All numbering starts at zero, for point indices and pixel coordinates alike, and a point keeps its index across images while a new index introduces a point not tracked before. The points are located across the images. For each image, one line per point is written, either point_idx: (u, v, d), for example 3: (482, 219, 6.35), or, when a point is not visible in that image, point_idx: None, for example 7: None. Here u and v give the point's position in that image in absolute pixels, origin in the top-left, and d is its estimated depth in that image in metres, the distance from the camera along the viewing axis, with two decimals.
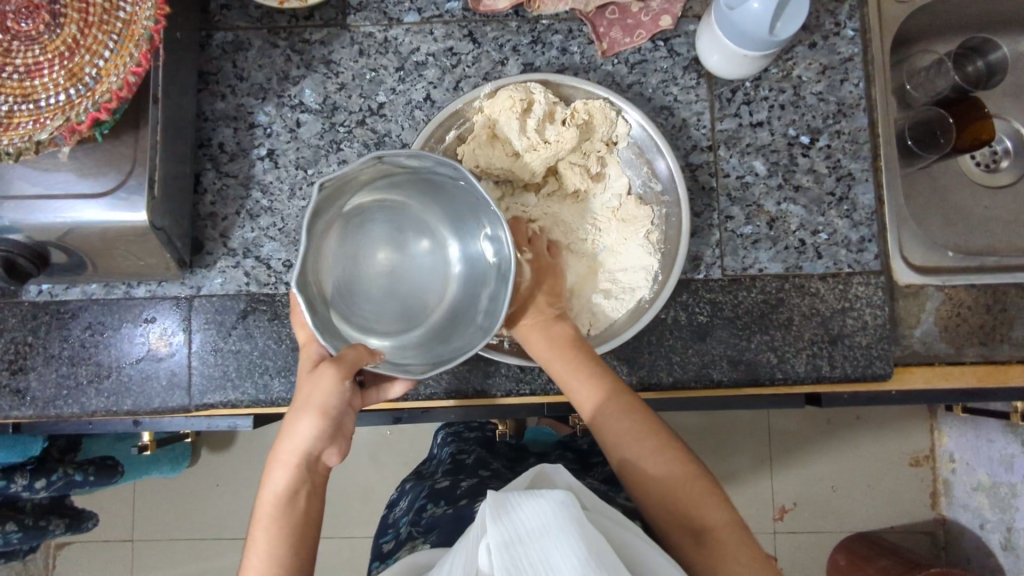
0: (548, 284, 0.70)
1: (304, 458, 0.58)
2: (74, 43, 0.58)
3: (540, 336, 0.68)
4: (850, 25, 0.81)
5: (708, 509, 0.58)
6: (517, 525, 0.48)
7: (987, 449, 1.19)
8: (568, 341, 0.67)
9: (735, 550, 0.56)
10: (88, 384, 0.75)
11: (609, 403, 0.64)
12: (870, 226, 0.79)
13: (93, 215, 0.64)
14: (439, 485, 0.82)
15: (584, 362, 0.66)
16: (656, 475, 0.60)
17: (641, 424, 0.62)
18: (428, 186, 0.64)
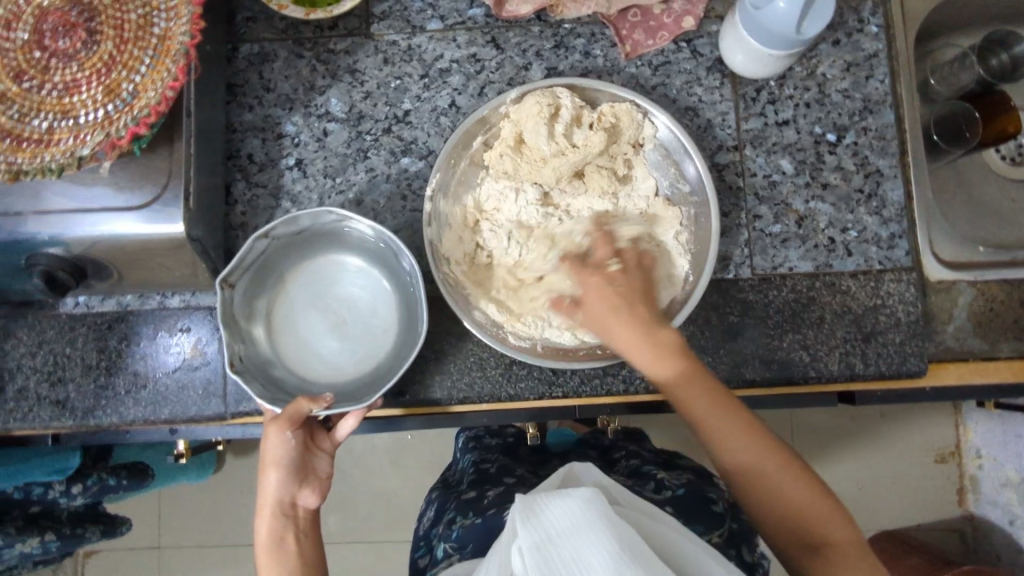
0: (637, 288, 0.65)
1: (280, 506, 0.67)
2: (111, 59, 0.59)
3: (652, 356, 0.62)
4: (873, 21, 0.81)
5: (832, 525, 0.60)
6: (549, 526, 0.48)
7: (1016, 444, 1.18)
8: (681, 351, 0.62)
9: (860, 571, 0.59)
10: (125, 394, 0.76)
11: (712, 418, 0.62)
12: (899, 222, 0.79)
13: (131, 228, 0.65)
14: (472, 491, 0.82)
15: (703, 379, 0.62)
16: (781, 495, 0.61)
17: (759, 443, 0.62)
18: (330, 243, 0.77)
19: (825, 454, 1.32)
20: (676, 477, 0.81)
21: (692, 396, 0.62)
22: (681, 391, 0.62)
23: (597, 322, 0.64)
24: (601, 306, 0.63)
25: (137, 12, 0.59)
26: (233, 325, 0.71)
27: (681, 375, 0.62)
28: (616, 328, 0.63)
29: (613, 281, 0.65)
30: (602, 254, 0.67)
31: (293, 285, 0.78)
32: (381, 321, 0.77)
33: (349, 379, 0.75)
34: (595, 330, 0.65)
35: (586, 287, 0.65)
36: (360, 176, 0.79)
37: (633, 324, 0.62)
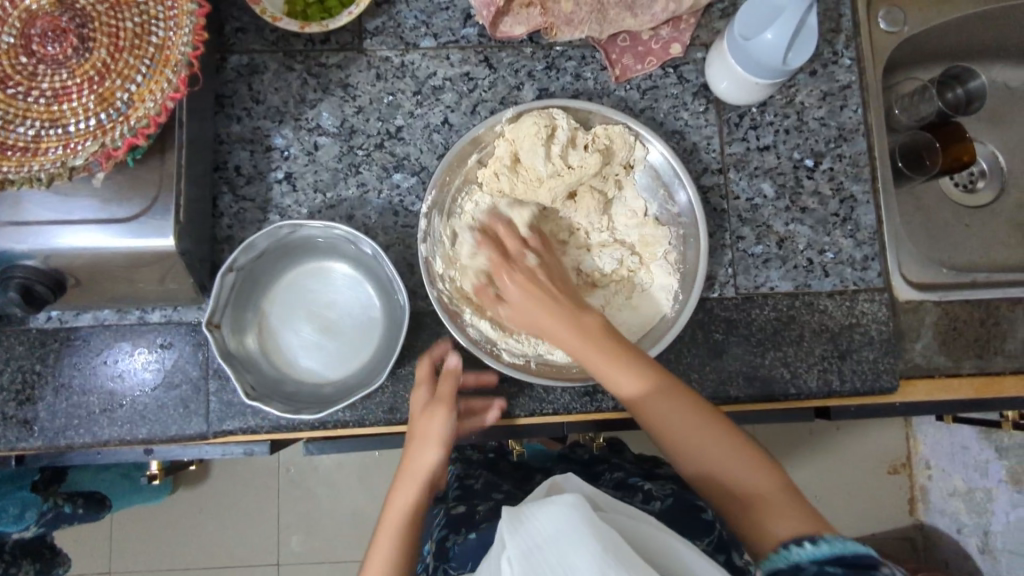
0: (558, 281, 0.67)
1: (411, 519, 0.64)
2: (104, 67, 0.57)
3: (567, 340, 0.64)
4: (847, 54, 0.85)
5: (750, 478, 0.62)
6: (537, 534, 0.48)
7: (962, 455, 1.25)
8: (586, 326, 0.65)
9: (787, 517, 0.59)
10: (101, 413, 0.73)
11: (648, 397, 0.65)
12: (871, 245, 0.83)
13: (117, 242, 0.63)
14: (458, 510, 0.81)
15: (624, 355, 0.64)
16: (704, 454, 0.64)
17: (677, 406, 0.64)
18: (286, 253, 0.74)
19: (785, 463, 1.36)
20: (663, 487, 0.83)
21: (610, 373, 0.65)
22: (627, 381, 0.65)
23: (523, 307, 0.65)
24: (523, 299, 0.65)
25: (133, 20, 0.57)
26: (231, 359, 0.70)
27: (630, 373, 0.64)
28: (536, 314, 0.65)
29: (536, 277, 0.66)
30: (519, 246, 0.69)
31: (275, 302, 0.76)
32: (371, 313, 0.76)
33: (351, 372, 0.74)
34: (519, 322, 0.67)
35: (510, 282, 0.66)
36: (352, 191, 0.79)
37: (547, 304, 0.64)
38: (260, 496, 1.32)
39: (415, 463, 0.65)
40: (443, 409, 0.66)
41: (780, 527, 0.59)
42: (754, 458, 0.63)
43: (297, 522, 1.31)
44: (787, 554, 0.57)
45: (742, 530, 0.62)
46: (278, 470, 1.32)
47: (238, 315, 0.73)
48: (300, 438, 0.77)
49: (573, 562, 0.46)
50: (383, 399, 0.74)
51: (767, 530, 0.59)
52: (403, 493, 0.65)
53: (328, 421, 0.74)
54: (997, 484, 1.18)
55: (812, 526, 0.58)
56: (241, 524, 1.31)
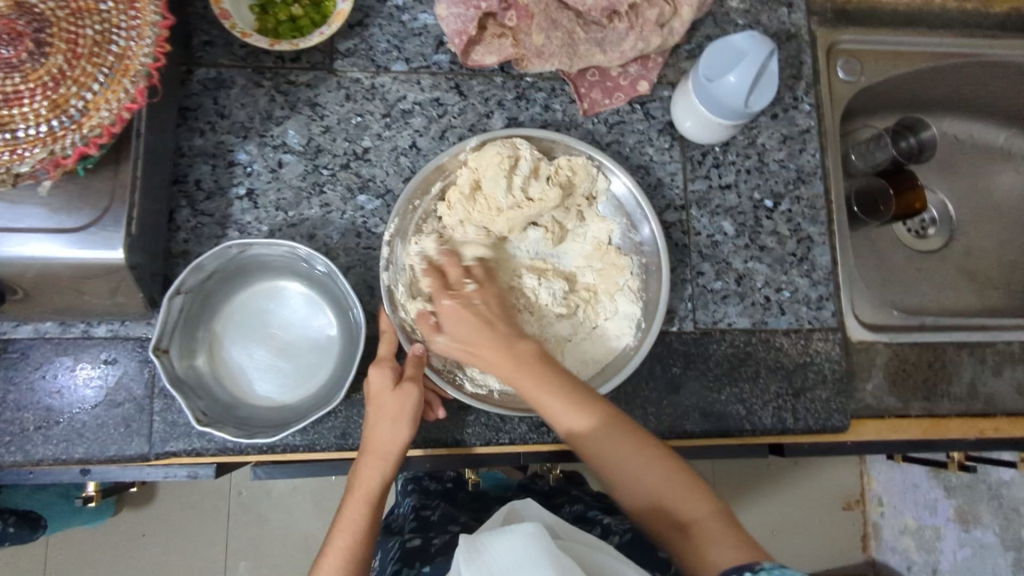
0: (498, 313, 0.66)
1: (358, 547, 0.63)
2: (60, 73, 0.55)
3: (543, 379, 0.64)
4: (806, 100, 0.88)
5: (692, 506, 0.62)
6: (489, 563, 0.50)
7: (913, 493, 1.28)
8: (532, 358, 0.64)
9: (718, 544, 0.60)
10: (35, 431, 0.69)
11: (607, 444, 0.64)
12: (827, 285, 0.85)
13: (61, 252, 0.61)
14: (411, 540, 0.79)
15: (571, 392, 0.64)
16: (648, 484, 0.63)
17: (611, 436, 0.64)
18: (234, 274, 0.72)
19: (741, 495, 1.37)
20: (622, 521, 0.82)
21: (559, 409, 0.64)
22: (583, 425, 0.64)
23: (467, 337, 0.64)
24: (461, 330, 0.65)
25: (93, 27, 0.56)
26: (183, 386, 0.67)
27: (542, 382, 0.64)
28: (483, 351, 0.64)
29: (470, 303, 0.65)
30: (455, 275, 0.68)
31: (228, 325, 0.74)
32: (329, 332, 0.75)
33: (316, 388, 0.72)
34: (462, 352, 0.65)
35: (445, 311, 0.65)
36: (315, 211, 0.78)
37: (492, 344, 0.64)
38: (207, 520, 1.27)
39: (372, 482, 0.64)
40: (405, 430, 0.65)
41: (720, 555, 0.59)
42: (688, 481, 0.63)
43: (244, 548, 1.27)
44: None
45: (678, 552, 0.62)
46: (228, 494, 1.28)
47: (188, 338, 0.70)
48: (247, 462, 0.75)
49: None
50: (336, 423, 0.72)
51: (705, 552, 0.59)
52: (355, 512, 0.64)
53: (278, 445, 0.71)
54: (944, 522, 1.21)
55: (748, 555, 0.58)
56: (185, 550, 1.26)
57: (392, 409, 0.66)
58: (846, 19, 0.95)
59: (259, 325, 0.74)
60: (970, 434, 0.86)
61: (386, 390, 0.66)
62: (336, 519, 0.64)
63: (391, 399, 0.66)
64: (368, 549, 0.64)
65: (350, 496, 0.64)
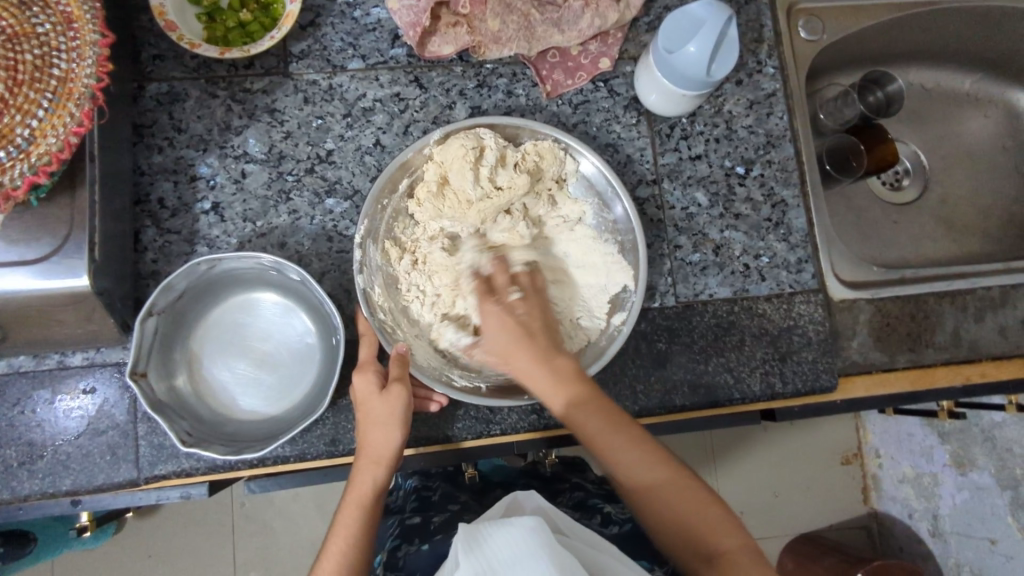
0: (540, 319, 0.66)
1: (353, 554, 0.62)
2: (2, 102, 0.53)
3: (588, 398, 0.62)
4: (770, 63, 0.88)
5: (716, 538, 0.58)
6: (488, 553, 0.49)
7: (909, 442, 1.30)
8: (574, 375, 0.63)
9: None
10: (20, 467, 0.69)
11: (594, 429, 0.61)
12: (805, 248, 0.85)
13: (19, 285, 0.60)
14: (409, 522, 0.80)
15: (594, 406, 0.62)
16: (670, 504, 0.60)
17: (648, 454, 0.61)
18: (207, 288, 0.71)
19: (738, 458, 1.38)
20: (623, 510, 0.83)
21: (599, 428, 0.61)
22: (616, 446, 0.61)
23: (496, 342, 0.64)
24: (500, 335, 0.64)
25: (31, 52, 0.54)
26: (165, 408, 0.66)
27: (566, 388, 0.63)
28: (520, 357, 0.63)
29: (514, 311, 0.65)
30: (503, 281, 0.69)
31: (206, 343, 0.72)
32: (308, 339, 0.74)
33: (301, 395, 0.72)
34: (496, 357, 0.65)
35: (488, 315, 0.66)
36: (283, 219, 0.76)
37: (527, 350, 0.63)
38: (212, 536, 1.26)
39: (366, 485, 0.64)
40: (397, 432, 0.65)
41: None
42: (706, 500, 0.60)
43: (253, 558, 1.27)
44: None
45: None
46: (230, 507, 1.27)
47: (164, 361, 0.69)
48: (239, 477, 0.74)
49: None
50: (325, 431, 0.71)
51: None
52: (350, 518, 0.63)
53: (268, 458, 0.71)
54: (942, 468, 1.22)
55: None
56: (190, 566, 1.25)
57: (381, 413, 0.65)
58: None
59: (235, 337, 0.73)
60: (957, 382, 0.87)
61: (373, 395, 0.66)
62: (332, 525, 0.64)
63: (378, 403, 0.65)
64: (366, 551, 0.63)
65: (345, 502, 0.64)
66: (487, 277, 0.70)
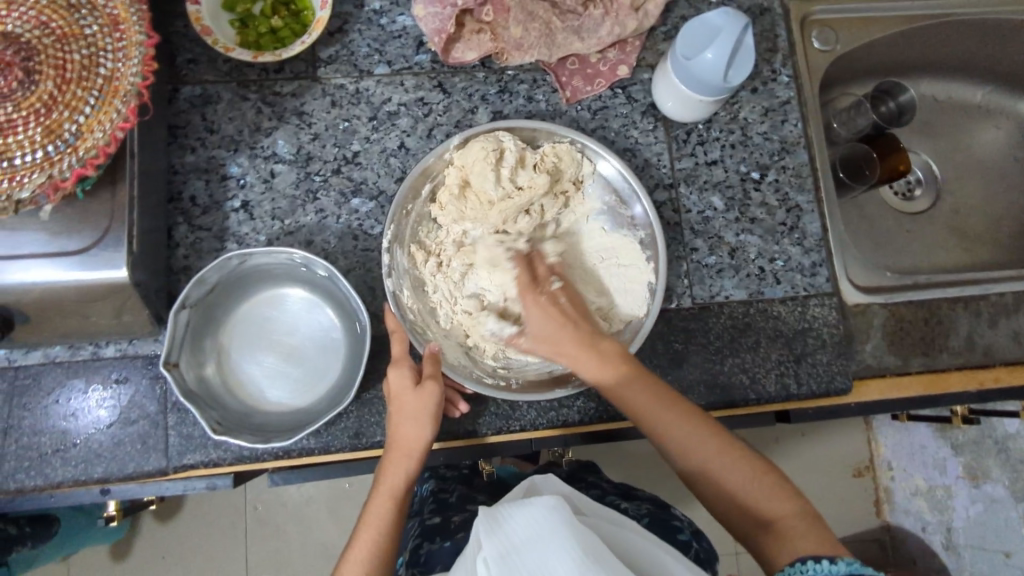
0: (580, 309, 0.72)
1: (384, 540, 0.64)
2: (51, 99, 0.56)
3: (634, 383, 0.67)
4: (784, 72, 0.90)
5: (770, 500, 0.63)
6: (510, 533, 0.50)
7: (923, 454, 1.29)
8: (628, 366, 0.68)
9: (804, 535, 0.61)
10: (53, 454, 0.70)
11: (642, 403, 0.67)
12: (819, 252, 0.86)
13: (60, 275, 0.62)
14: (428, 523, 0.81)
15: (635, 380, 0.67)
16: (715, 470, 0.65)
17: (690, 429, 0.66)
18: (240, 281, 0.73)
19: None
20: (639, 508, 0.85)
21: (640, 403, 0.67)
22: (661, 417, 0.66)
23: (550, 336, 0.69)
24: (545, 321, 0.70)
25: (80, 52, 0.57)
26: (196, 397, 0.68)
27: (600, 359, 0.68)
28: (563, 335, 0.69)
29: (558, 301, 0.71)
30: (544, 271, 0.74)
31: (235, 337, 0.74)
32: (333, 334, 0.76)
33: (328, 387, 0.73)
34: (540, 344, 0.70)
35: (533, 305, 0.71)
36: (311, 217, 0.79)
37: (573, 336, 0.68)
38: (226, 536, 1.28)
39: (397, 477, 0.66)
40: (428, 426, 0.67)
41: (803, 545, 0.60)
42: (758, 466, 0.65)
43: (266, 559, 1.28)
44: (801, 568, 0.56)
45: (761, 549, 0.62)
46: (244, 508, 1.29)
47: (198, 354, 0.71)
48: (263, 469, 0.76)
49: (551, 564, 0.47)
50: (348, 424, 0.73)
51: (789, 547, 0.60)
52: (382, 507, 0.65)
53: (293, 450, 0.72)
54: (955, 480, 1.22)
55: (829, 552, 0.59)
56: (205, 566, 1.26)
57: (414, 407, 0.67)
58: None
59: (263, 330, 0.75)
60: (972, 387, 0.87)
61: (408, 389, 0.67)
62: (362, 514, 0.66)
63: (412, 398, 0.67)
64: (394, 540, 0.65)
65: (376, 492, 0.66)
66: (528, 265, 0.75)
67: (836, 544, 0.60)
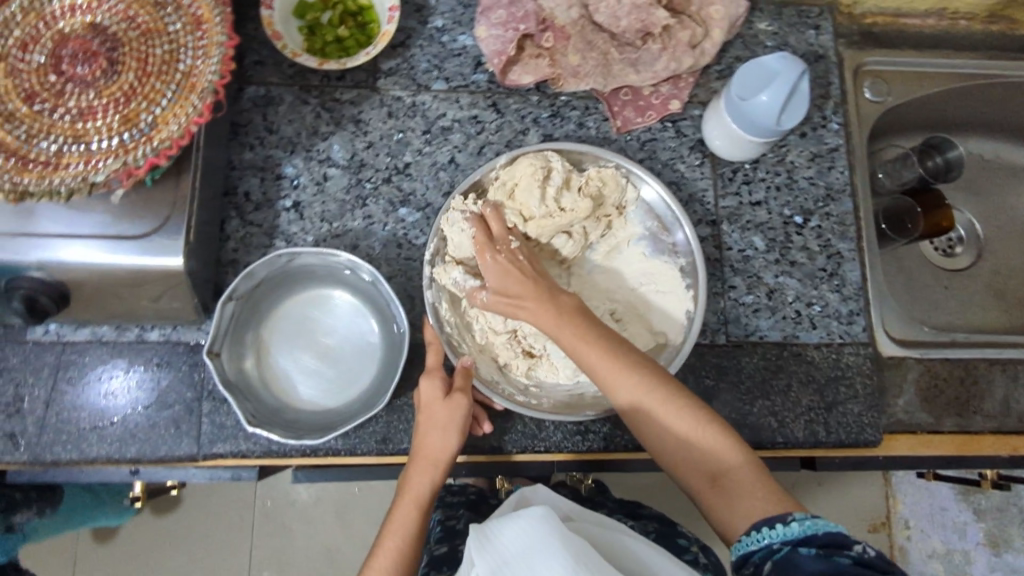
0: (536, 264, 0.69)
1: (407, 548, 0.65)
2: (131, 90, 0.59)
3: (587, 336, 0.65)
4: (835, 119, 0.90)
5: (718, 454, 0.64)
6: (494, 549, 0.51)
7: (941, 516, 1.32)
8: (580, 319, 0.66)
9: (751, 490, 0.62)
10: (89, 431, 0.72)
11: (592, 360, 0.65)
12: (857, 300, 0.86)
13: (119, 257, 0.64)
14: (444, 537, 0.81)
15: (588, 334, 0.65)
16: (667, 428, 0.65)
17: (641, 384, 0.65)
18: (282, 279, 0.75)
19: None
20: (645, 523, 0.84)
21: (590, 359, 0.65)
22: (612, 374, 0.65)
23: (504, 286, 0.67)
24: (501, 278, 0.67)
25: (162, 47, 0.60)
26: (234, 388, 0.70)
27: (557, 310, 0.66)
28: (517, 293, 0.66)
29: (515, 259, 0.68)
30: (500, 230, 0.70)
31: (275, 333, 0.76)
32: (371, 339, 0.77)
33: (361, 391, 0.75)
34: (500, 301, 0.68)
35: (488, 266, 0.68)
36: (358, 223, 0.80)
37: (532, 292, 0.66)
38: (235, 530, 1.29)
39: (421, 485, 0.66)
40: (455, 437, 0.67)
41: (750, 503, 0.61)
42: (707, 422, 0.65)
43: (271, 556, 1.28)
44: (759, 537, 0.59)
45: (708, 505, 0.64)
46: (254, 504, 1.30)
47: (238, 345, 0.73)
48: (288, 466, 0.77)
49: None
50: (376, 429, 0.74)
51: (734, 505, 0.62)
52: (405, 515, 0.65)
53: (320, 449, 0.73)
54: (973, 544, 1.31)
55: (777, 508, 0.60)
56: (212, 557, 1.27)
57: (442, 418, 0.68)
58: (873, 42, 0.97)
59: (304, 329, 0.77)
60: (1004, 452, 0.86)
61: (437, 400, 0.68)
62: (386, 521, 0.66)
63: (441, 409, 0.68)
64: (416, 549, 0.66)
65: (400, 499, 0.66)
66: (484, 225, 0.70)
67: (785, 497, 0.62)
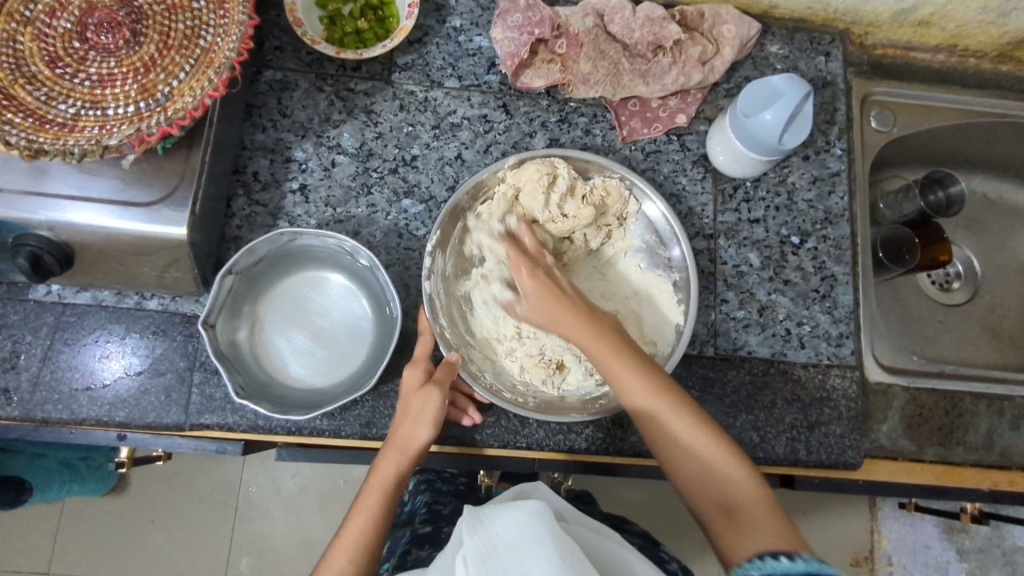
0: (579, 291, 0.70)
1: (371, 532, 0.65)
2: (151, 61, 0.61)
3: (620, 353, 0.67)
4: (838, 145, 0.92)
5: (733, 485, 0.63)
6: (492, 536, 0.51)
7: (924, 554, 1.32)
8: (611, 337, 0.67)
9: (762, 524, 0.61)
10: (81, 392, 0.74)
11: (619, 372, 0.66)
12: (848, 323, 0.86)
13: (124, 222, 0.65)
14: (422, 526, 0.82)
15: (620, 349, 0.67)
16: (687, 449, 0.65)
17: (669, 405, 0.66)
18: (276, 261, 0.76)
19: None
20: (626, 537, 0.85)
21: (618, 372, 0.66)
22: (638, 390, 0.66)
23: (546, 314, 0.67)
24: (541, 296, 0.67)
25: (184, 22, 0.62)
26: (226, 361, 0.71)
27: (592, 327, 0.67)
28: (563, 310, 0.67)
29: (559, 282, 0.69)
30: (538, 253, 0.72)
31: (270, 310, 0.77)
32: (364, 323, 0.78)
33: (350, 373, 0.76)
34: (539, 318, 0.68)
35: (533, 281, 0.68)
36: (361, 210, 0.82)
37: (569, 307, 0.67)
38: (217, 511, 1.29)
39: (390, 472, 0.67)
40: (427, 429, 0.68)
41: (756, 537, 0.60)
42: (727, 454, 0.65)
43: (251, 541, 1.29)
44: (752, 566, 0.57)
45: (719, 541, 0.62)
46: (239, 488, 1.30)
47: (231, 320, 0.74)
48: (273, 442, 0.78)
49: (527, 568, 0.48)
50: (362, 412, 0.75)
51: (742, 539, 0.60)
52: (371, 499, 0.66)
53: (304, 427, 0.74)
54: None
55: (784, 542, 0.59)
56: (192, 537, 1.28)
57: (416, 407, 0.68)
58: (882, 73, 0.99)
59: (299, 308, 0.78)
60: (984, 485, 0.86)
61: (414, 390, 0.70)
62: (354, 503, 0.67)
63: (416, 399, 0.69)
64: (381, 533, 0.66)
65: (369, 482, 0.67)
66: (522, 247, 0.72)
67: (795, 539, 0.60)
